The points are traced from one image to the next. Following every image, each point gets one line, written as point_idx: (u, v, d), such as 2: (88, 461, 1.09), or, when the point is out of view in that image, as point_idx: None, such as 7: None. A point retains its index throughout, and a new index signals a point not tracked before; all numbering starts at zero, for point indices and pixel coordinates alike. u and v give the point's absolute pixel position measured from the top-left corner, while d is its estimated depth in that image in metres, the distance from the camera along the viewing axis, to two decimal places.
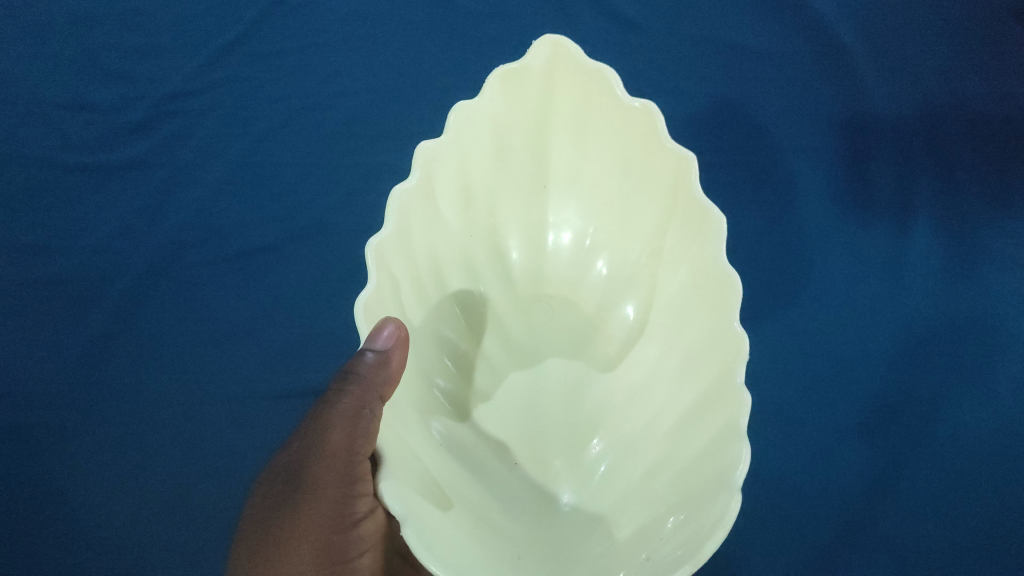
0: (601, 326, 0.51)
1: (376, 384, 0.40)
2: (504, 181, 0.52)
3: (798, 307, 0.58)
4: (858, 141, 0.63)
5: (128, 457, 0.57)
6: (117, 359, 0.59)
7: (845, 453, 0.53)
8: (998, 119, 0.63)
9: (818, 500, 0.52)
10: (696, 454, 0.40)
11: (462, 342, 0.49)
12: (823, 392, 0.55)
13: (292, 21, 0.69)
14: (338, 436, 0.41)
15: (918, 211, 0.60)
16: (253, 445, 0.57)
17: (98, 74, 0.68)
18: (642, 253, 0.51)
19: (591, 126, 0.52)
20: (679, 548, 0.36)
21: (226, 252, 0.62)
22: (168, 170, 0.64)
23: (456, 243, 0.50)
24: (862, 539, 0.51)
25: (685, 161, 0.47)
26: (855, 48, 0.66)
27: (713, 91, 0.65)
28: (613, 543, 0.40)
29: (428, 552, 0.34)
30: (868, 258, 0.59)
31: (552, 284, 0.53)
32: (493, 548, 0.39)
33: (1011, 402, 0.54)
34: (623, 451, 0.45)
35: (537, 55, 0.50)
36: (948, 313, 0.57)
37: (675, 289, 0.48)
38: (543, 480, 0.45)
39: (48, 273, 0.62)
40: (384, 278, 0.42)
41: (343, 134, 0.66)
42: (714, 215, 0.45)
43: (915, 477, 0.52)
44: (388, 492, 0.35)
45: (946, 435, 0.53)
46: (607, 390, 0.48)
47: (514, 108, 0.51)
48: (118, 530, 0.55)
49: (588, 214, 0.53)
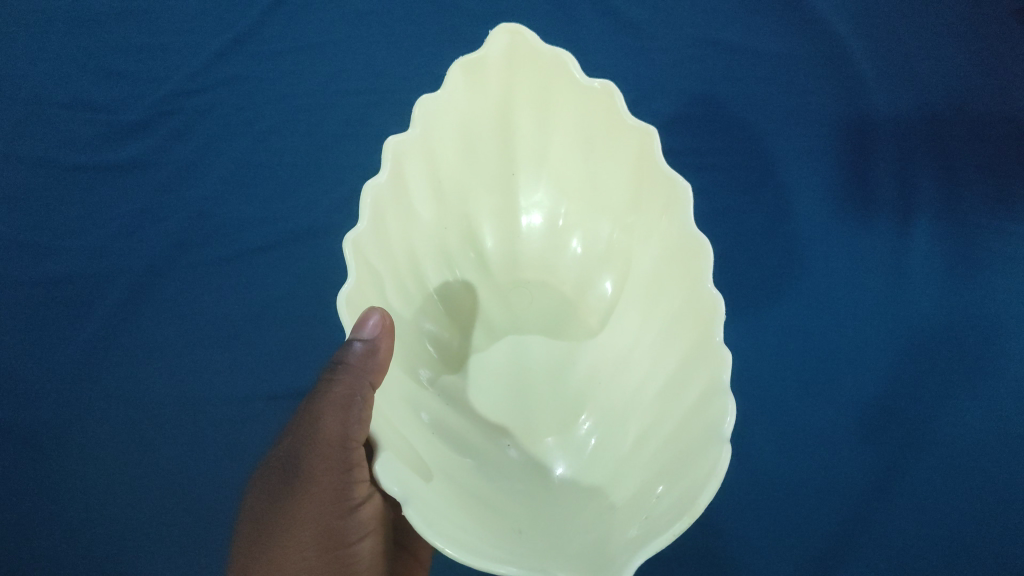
0: (580, 303, 0.52)
1: (366, 372, 0.40)
2: (473, 171, 0.53)
3: (805, 298, 0.61)
4: (860, 141, 0.66)
5: (139, 457, 0.58)
6: (130, 355, 0.60)
7: (850, 443, 0.56)
8: (996, 124, 0.66)
9: (829, 482, 0.55)
10: (683, 415, 0.42)
11: (445, 331, 0.51)
12: (832, 381, 0.58)
13: (291, 21, 0.71)
14: (331, 425, 0.42)
15: (918, 213, 0.63)
16: (252, 443, 0.58)
17: (98, 75, 0.69)
18: (614, 229, 0.52)
19: (554, 108, 0.53)
20: (674, 505, 0.37)
21: (227, 251, 0.63)
22: (165, 168, 0.66)
23: (432, 236, 0.51)
24: (874, 526, 0.54)
25: (647, 136, 0.48)
26: (855, 47, 0.69)
27: (709, 87, 0.68)
28: (613, 506, 0.41)
29: (431, 529, 0.35)
30: (869, 252, 0.62)
31: (529, 267, 0.54)
32: (494, 522, 0.40)
33: (1015, 396, 0.57)
34: (611, 422, 0.47)
35: (494, 44, 0.50)
36: (952, 306, 0.60)
37: (648, 261, 0.49)
38: (536, 455, 0.46)
39: (52, 272, 0.63)
40: (363, 271, 0.43)
41: (344, 138, 0.67)
42: (679, 185, 0.46)
43: (925, 466, 0.55)
44: (386, 474, 0.36)
45: (955, 424, 0.56)
46: (591, 365, 0.50)
47: (477, 99, 0.52)
48: (120, 530, 0.57)
49: (557, 195, 0.54)
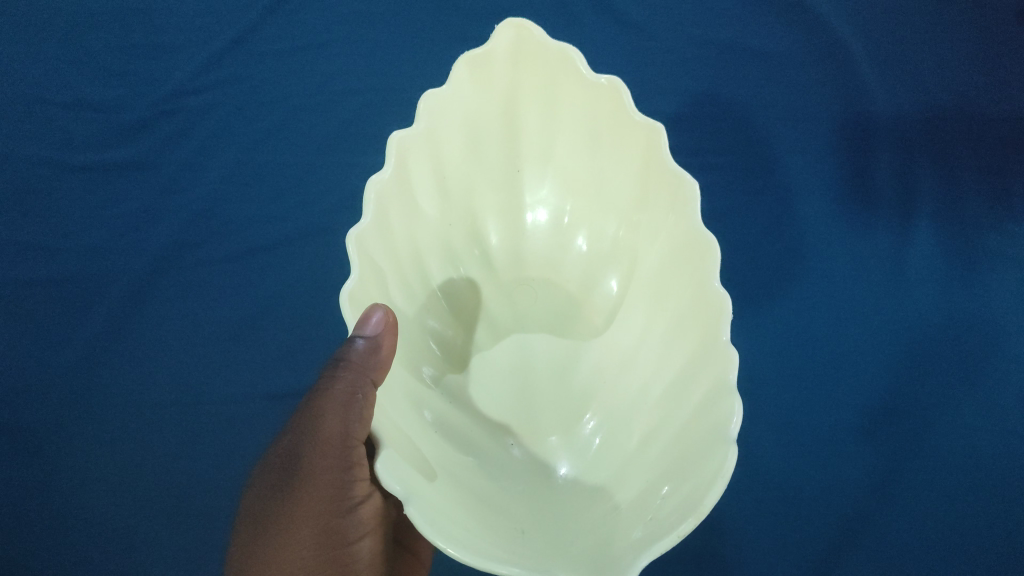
0: (585, 301, 0.52)
1: (369, 368, 0.40)
2: (477, 168, 0.53)
3: (805, 300, 0.60)
4: (859, 141, 0.65)
5: (137, 457, 0.58)
6: (129, 357, 0.60)
7: (849, 445, 0.56)
8: (995, 121, 0.65)
9: (829, 485, 0.55)
10: (689, 415, 0.41)
11: (449, 328, 0.50)
12: (830, 382, 0.58)
13: (292, 21, 0.70)
14: (332, 421, 0.42)
15: (918, 211, 0.62)
16: (250, 442, 0.58)
17: (99, 74, 0.69)
18: (620, 226, 0.52)
19: (561, 104, 0.52)
20: (680, 506, 0.36)
21: (227, 251, 0.63)
22: (167, 168, 0.66)
23: (436, 233, 0.51)
24: (873, 528, 0.54)
25: (654, 132, 0.48)
26: (855, 47, 0.68)
27: (712, 86, 0.68)
28: (617, 506, 0.41)
29: (434, 529, 0.34)
30: (870, 253, 0.61)
31: (534, 266, 0.54)
32: (496, 522, 0.39)
33: (1012, 397, 0.56)
34: (615, 422, 0.46)
35: (501, 39, 0.50)
36: (953, 308, 0.59)
37: (655, 259, 0.49)
38: (540, 455, 0.46)
39: (52, 272, 0.63)
40: (366, 267, 0.42)
41: (341, 135, 0.67)
42: (687, 182, 0.45)
43: (924, 468, 0.55)
44: (388, 473, 0.35)
45: (954, 426, 0.56)
46: (597, 365, 0.49)
47: (482, 94, 0.51)
48: (120, 528, 0.57)
49: (563, 192, 0.54)
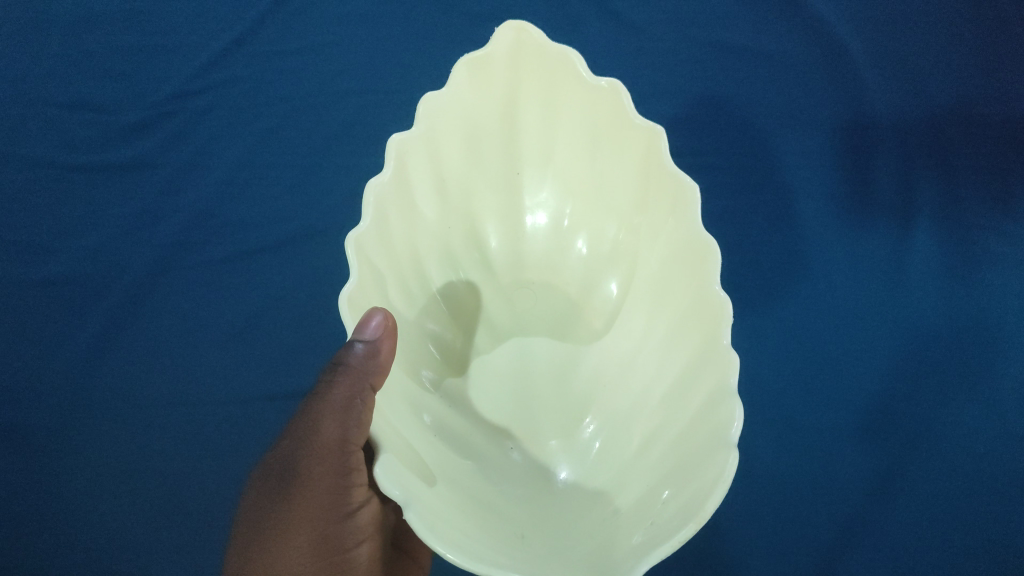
0: (585, 305, 0.52)
1: (367, 374, 0.40)
2: (477, 171, 0.53)
3: (805, 303, 0.60)
4: (859, 142, 0.65)
5: (135, 458, 0.58)
6: (128, 358, 0.60)
7: (848, 447, 0.56)
8: (994, 123, 0.65)
9: (829, 486, 0.55)
10: (690, 419, 0.41)
11: (448, 332, 0.50)
12: (830, 384, 0.57)
13: (292, 23, 0.70)
14: (330, 427, 0.42)
15: (918, 213, 0.62)
16: (248, 442, 0.58)
17: (99, 76, 0.69)
18: (620, 229, 0.51)
19: (561, 106, 0.52)
20: (680, 511, 0.36)
21: (226, 253, 0.63)
22: (169, 168, 0.66)
23: (435, 235, 0.51)
24: (873, 529, 0.53)
25: (655, 135, 0.47)
26: (855, 49, 0.68)
27: (712, 88, 0.67)
28: (617, 510, 0.41)
29: (432, 534, 0.34)
30: (869, 256, 0.61)
31: (534, 269, 0.54)
32: (495, 526, 0.39)
33: (1010, 399, 0.56)
34: (615, 425, 0.46)
35: (500, 42, 0.50)
36: (953, 310, 0.59)
37: (655, 262, 0.48)
38: (541, 459, 0.45)
39: (51, 272, 0.63)
40: (364, 269, 0.42)
41: (339, 136, 0.66)
42: (688, 185, 0.45)
43: (924, 468, 0.55)
44: (386, 478, 0.35)
45: (953, 428, 0.56)
46: (596, 369, 0.49)
47: (482, 96, 0.51)
48: (117, 530, 0.56)
49: (563, 195, 0.54)
